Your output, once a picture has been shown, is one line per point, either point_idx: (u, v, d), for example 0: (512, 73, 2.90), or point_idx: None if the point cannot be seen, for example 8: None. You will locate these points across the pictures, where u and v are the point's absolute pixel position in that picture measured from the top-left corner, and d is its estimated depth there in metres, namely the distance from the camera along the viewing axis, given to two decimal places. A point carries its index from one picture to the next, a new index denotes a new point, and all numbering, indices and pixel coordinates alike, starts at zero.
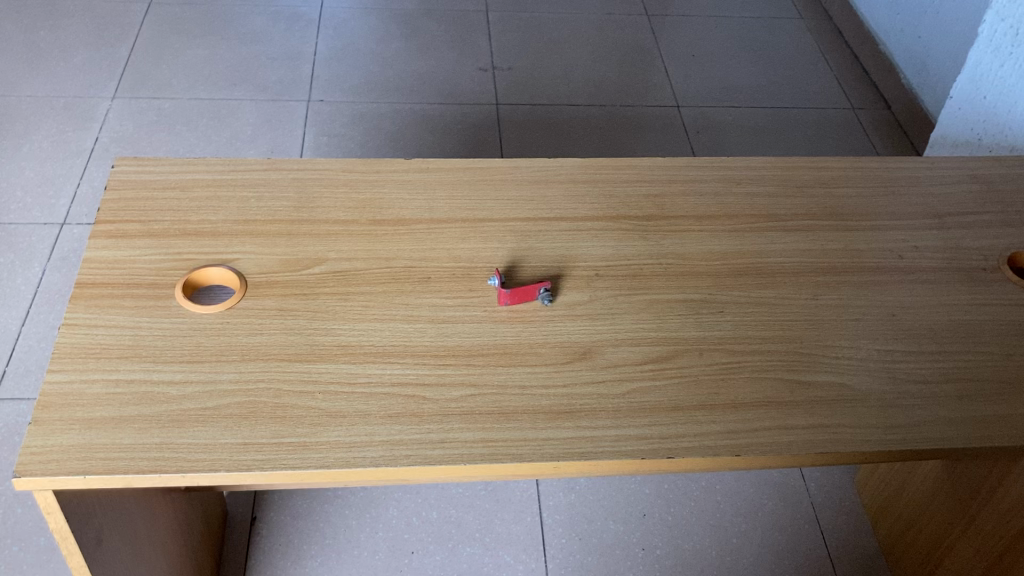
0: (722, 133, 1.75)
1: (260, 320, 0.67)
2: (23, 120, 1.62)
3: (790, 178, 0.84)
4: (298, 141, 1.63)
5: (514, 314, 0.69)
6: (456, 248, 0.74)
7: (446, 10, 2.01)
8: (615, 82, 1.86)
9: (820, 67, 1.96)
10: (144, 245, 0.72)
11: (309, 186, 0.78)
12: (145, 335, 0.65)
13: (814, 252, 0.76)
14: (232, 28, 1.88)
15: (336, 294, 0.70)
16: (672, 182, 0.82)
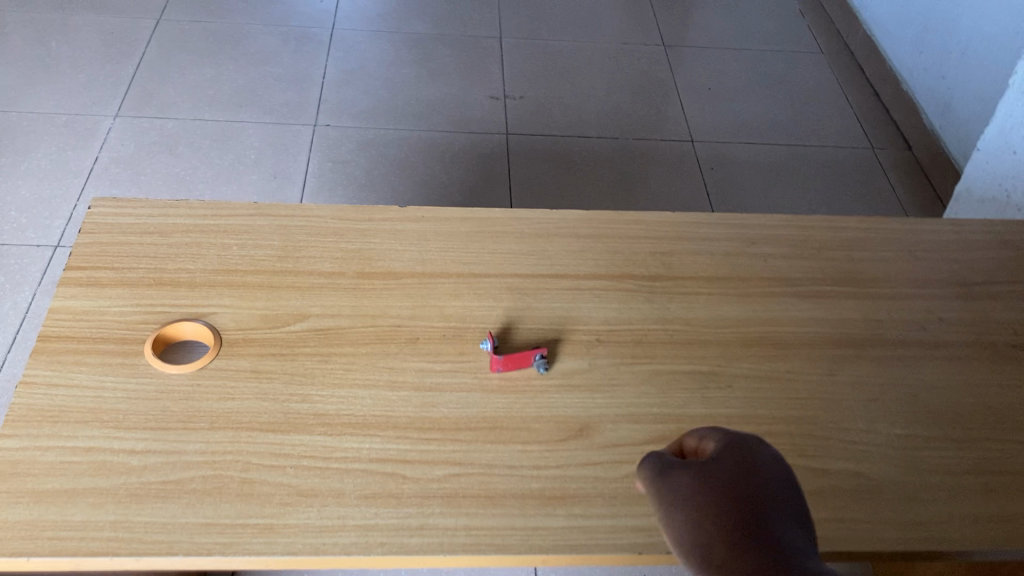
0: (737, 170, 1.70)
1: (233, 383, 0.62)
2: (23, 137, 1.58)
3: (807, 238, 0.79)
4: (302, 167, 1.59)
5: (507, 383, 0.64)
6: (448, 306, 0.69)
7: (459, 35, 1.97)
8: (628, 114, 1.81)
9: (841, 105, 1.91)
10: (116, 294, 0.67)
11: (296, 233, 0.74)
12: (108, 397, 0.61)
13: (830, 322, 0.71)
14: (241, 47, 1.85)
15: (316, 355, 0.65)
16: (681, 239, 0.77)
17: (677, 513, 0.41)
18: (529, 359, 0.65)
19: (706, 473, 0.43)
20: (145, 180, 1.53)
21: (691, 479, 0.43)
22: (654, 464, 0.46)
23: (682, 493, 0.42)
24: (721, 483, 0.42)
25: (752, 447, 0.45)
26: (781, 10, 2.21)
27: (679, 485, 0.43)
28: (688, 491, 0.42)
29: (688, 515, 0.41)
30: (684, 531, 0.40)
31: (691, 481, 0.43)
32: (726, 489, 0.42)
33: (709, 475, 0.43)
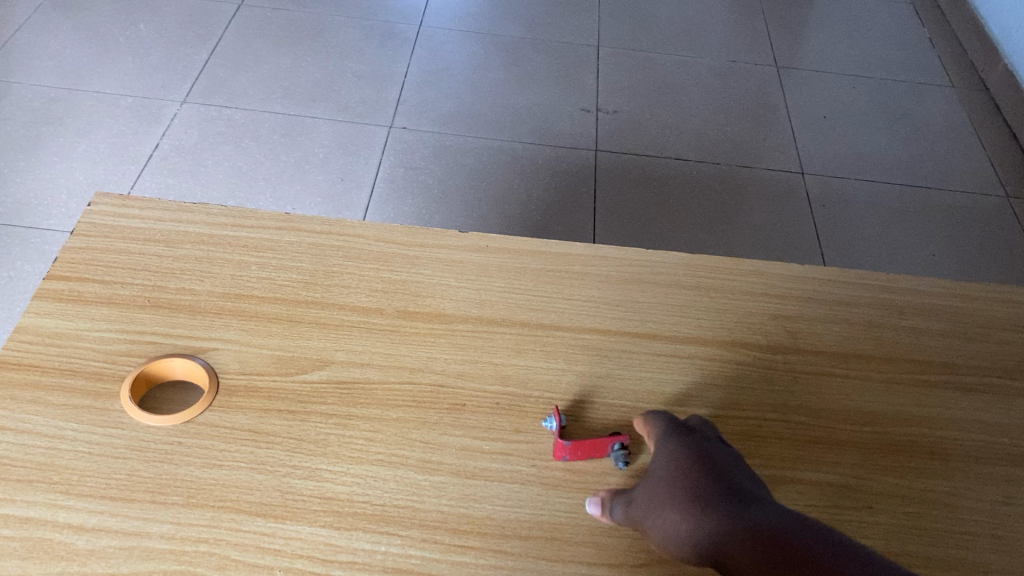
0: (852, 210, 1.52)
1: (223, 445, 0.49)
2: (85, 118, 1.50)
3: (971, 313, 0.62)
4: (372, 171, 1.47)
5: (574, 477, 0.49)
6: (507, 365, 0.55)
7: (553, 40, 1.83)
8: (732, 139, 1.64)
9: (973, 146, 1.71)
10: (100, 316, 0.54)
11: (329, 255, 0.60)
12: (64, 451, 0.47)
13: (1004, 430, 0.54)
14: (322, 38, 1.74)
15: (333, 417, 0.51)
16: (809, 301, 0.61)
17: (658, 515, 0.44)
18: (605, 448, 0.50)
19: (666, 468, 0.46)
20: (204, 172, 1.43)
21: (657, 481, 0.45)
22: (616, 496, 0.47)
23: (654, 496, 0.45)
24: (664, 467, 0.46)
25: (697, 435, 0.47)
26: (909, 37, 2.01)
27: (647, 493, 0.45)
28: (661, 491, 0.44)
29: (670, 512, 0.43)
30: (673, 529, 0.43)
31: (656, 483, 0.45)
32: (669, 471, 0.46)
33: (670, 470, 0.45)
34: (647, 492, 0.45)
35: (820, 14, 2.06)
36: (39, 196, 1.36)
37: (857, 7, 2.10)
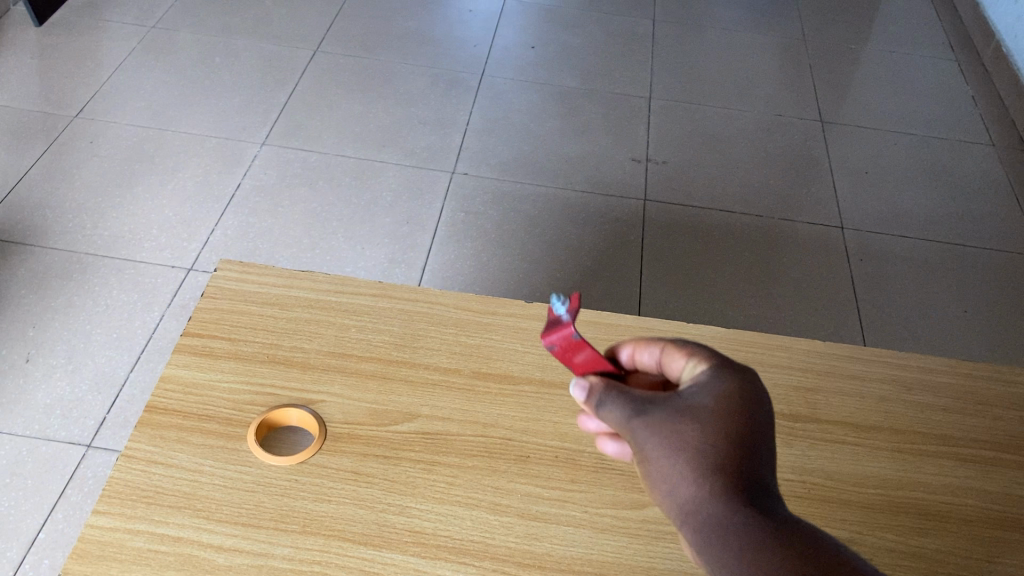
0: (888, 264, 1.59)
1: (331, 483, 0.59)
2: (174, 157, 1.62)
3: (971, 391, 0.70)
4: (435, 215, 1.57)
5: (619, 522, 0.59)
6: (565, 424, 0.65)
7: (607, 92, 1.94)
8: (775, 192, 1.73)
9: (1009, 204, 1.77)
10: (228, 368, 0.66)
11: (416, 320, 0.71)
12: (204, 483, 0.58)
13: (993, 497, 0.63)
14: (391, 85, 1.86)
15: (420, 463, 0.61)
16: (827, 375, 0.70)
17: (676, 468, 0.42)
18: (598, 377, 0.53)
19: (706, 418, 0.43)
20: (282, 212, 1.53)
21: (689, 427, 0.43)
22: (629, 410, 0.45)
23: (682, 445, 0.43)
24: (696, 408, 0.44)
25: (746, 387, 0.45)
26: (951, 95, 2.09)
27: (673, 432, 0.43)
28: (691, 445, 0.42)
29: (693, 475, 0.42)
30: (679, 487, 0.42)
31: (689, 431, 0.43)
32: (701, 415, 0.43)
33: (702, 420, 0.43)
34: (673, 433, 0.43)
35: (865, 70, 2.14)
36: (132, 230, 1.46)
37: (901, 64, 2.18)
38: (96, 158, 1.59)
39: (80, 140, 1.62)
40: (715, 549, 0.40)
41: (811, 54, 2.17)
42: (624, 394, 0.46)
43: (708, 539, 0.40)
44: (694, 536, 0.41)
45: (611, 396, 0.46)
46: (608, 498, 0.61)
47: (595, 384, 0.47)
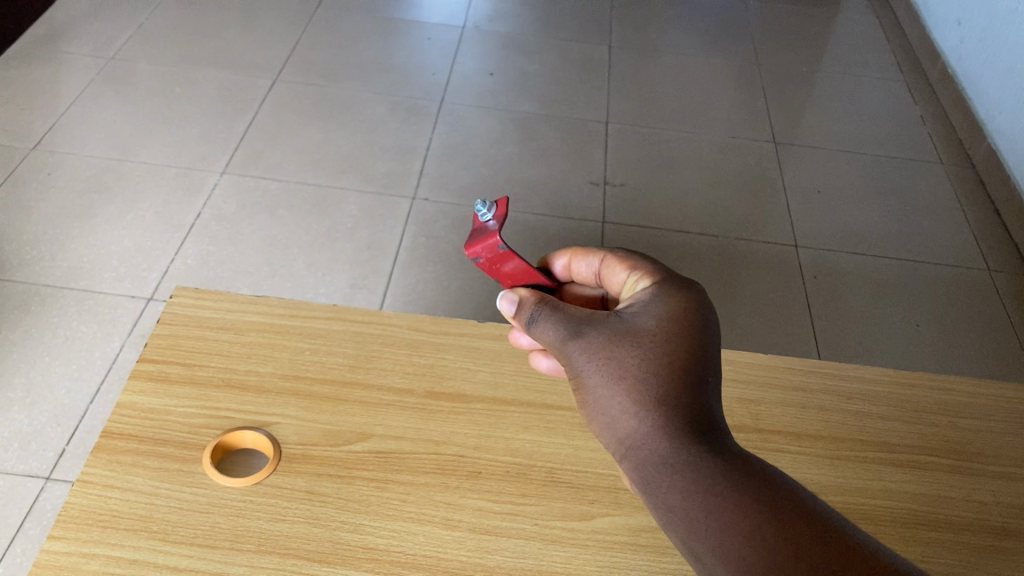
0: (841, 281, 1.63)
1: (285, 503, 0.60)
2: (133, 187, 1.62)
3: (908, 400, 0.73)
4: (396, 240, 1.59)
5: (568, 534, 0.61)
6: (516, 439, 0.67)
7: (565, 116, 1.97)
8: (730, 212, 1.77)
9: (957, 221, 1.82)
10: (183, 393, 0.66)
11: (370, 342, 0.73)
12: (160, 506, 0.59)
13: (927, 499, 0.65)
14: (351, 113, 1.88)
15: (373, 481, 0.62)
16: (769, 386, 0.73)
17: (605, 388, 0.49)
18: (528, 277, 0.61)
19: (634, 340, 0.50)
20: (242, 240, 1.54)
21: (619, 350, 0.50)
22: (576, 338, 0.51)
23: (612, 366, 0.50)
24: (638, 337, 0.50)
25: (677, 307, 0.52)
26: (900, 115, 2.14)
27: (603, 356, 0.50)
28: (619, 367, 0.49)
29: (620, 394, 0.49)
30: (619, 408, 0.49)
31: (620, 354, 0.50)
32: (642, 342, 0.50)
33: (642, 348, 0.50)
34: (603, 357, 0.50)
35: (816, 93, 2.19)
36: (92, 262, 1.46)
37: (851, 86, 2.23)
38: (55, 190, 1.59)
39: (38, 172, 1.62)
40: (637, 461, 0.48)
41: (764, 77, 2.23)
42: (559, 317, 0.53)
43: (632, 452, 0.48)
44: (632, 450, 0.48)
45: (547, 319, 0.53)
46: (557, 510, 0.62)
47: (525, 296, 0.54)
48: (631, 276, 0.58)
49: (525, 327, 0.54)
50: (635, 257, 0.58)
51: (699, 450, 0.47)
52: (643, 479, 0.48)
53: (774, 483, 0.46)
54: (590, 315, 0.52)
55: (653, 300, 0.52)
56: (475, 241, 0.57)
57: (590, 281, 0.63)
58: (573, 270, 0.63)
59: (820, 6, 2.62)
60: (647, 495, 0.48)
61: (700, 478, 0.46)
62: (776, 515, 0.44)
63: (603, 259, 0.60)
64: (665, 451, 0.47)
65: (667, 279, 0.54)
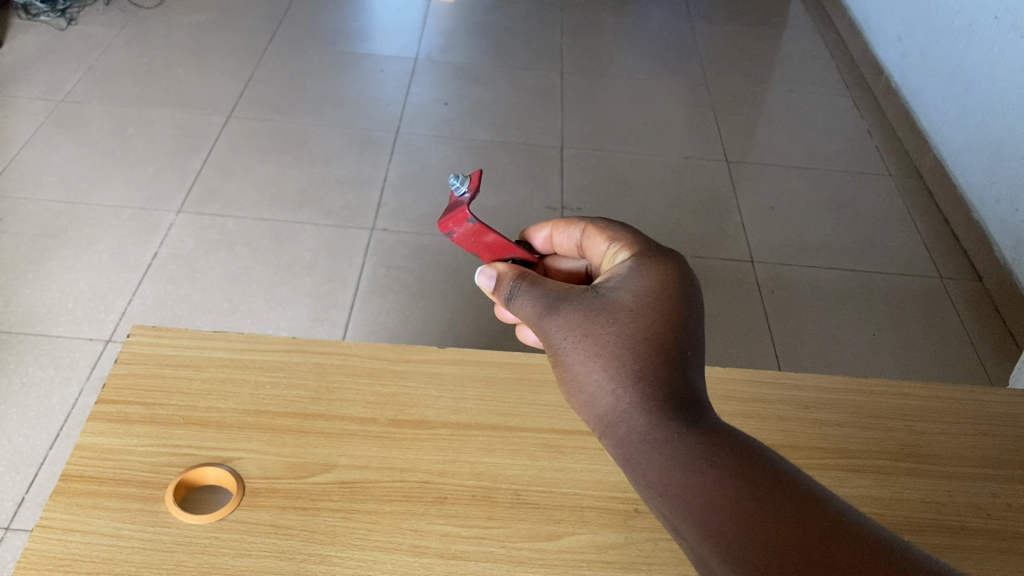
0: (798, 294, 1.66)
1: (250, 538, 0.60)
2: (89, 230, 1.60)
3: (863, 406, 0.75)
4: (357, 272, 1.59)
5: (536, 554, 0.61)
6: (480, 463, 0.67)
7: (520, 143, 1.99)
8: (687, 231, 1.79)
9: (908, 231, 1.86)
10: (143, 433, 0.66)
11: (330, 373, 0.73)
12: (123, 547, 0.58)
13: (886, 503, 0.67)
14: (306, 147, 1.88)
15: (339, 511, 0.62)
16: (728, 399, 0.74)
17: (582, 363, 0.51)
18: (504, 252, 0.63)
19: (610, 315, 0.51)
20: (200, 278, 1.53)
21: (594, 325, 0.51)
22: (555, 316, 0.53)
23: (587, 341, 0.51)
24: (615, 312, 0.51)
25: (655, 283, 0.53)
26: (847, 130, 2.19)
27: (580, 332, 0.51)
28: (595, 341, 0.51)
29: (596, 367, 0.50)
30: (595, 383, 0.50)
31: (595, 329, 0.51)
32: (619, 317, 0.51)
33: (618, 323, 0.51)
34: (579, 332, 0.51)
35: (765, 111, 2.23)
36: (48, 305, 1.44)
37: (799, 104, 2.28)
38: (7, 236, 1.57)
39: None
40: (614, 434, 0.48)
41: (714, 97, 2.27)
42: (538, 292, 0.55)
43: (609, 425, 0.49)
44: (610, 424, 0.49)
45: (525, 293, 0.55)
46: (524, 531, 0.62)
47: (503, 271, 0.57)
48: (611, 247, 0.59)
49: (505, 302, 0.57)
50: (615, 228, 0.59)
51: (675, 422, 0.47)
52: (621, 453, 0.48)
53: (754, 457, 0.45)
54: (568, 292, 0.54)
55: (631, 275, 0.54)
56: (449, 216, 0.60)
57: (572, 252, 0.64)
58: (555, 242, 0.64)
59: (765, 27, 2.67)
60: (625, 468, 0.48)
61: (675, 449, 0.46)
62: (755, 487, 0.44)
63: (584, 230, 0.61)
64: (640, 423, 0.47)
65: (647, 254, 0.55)
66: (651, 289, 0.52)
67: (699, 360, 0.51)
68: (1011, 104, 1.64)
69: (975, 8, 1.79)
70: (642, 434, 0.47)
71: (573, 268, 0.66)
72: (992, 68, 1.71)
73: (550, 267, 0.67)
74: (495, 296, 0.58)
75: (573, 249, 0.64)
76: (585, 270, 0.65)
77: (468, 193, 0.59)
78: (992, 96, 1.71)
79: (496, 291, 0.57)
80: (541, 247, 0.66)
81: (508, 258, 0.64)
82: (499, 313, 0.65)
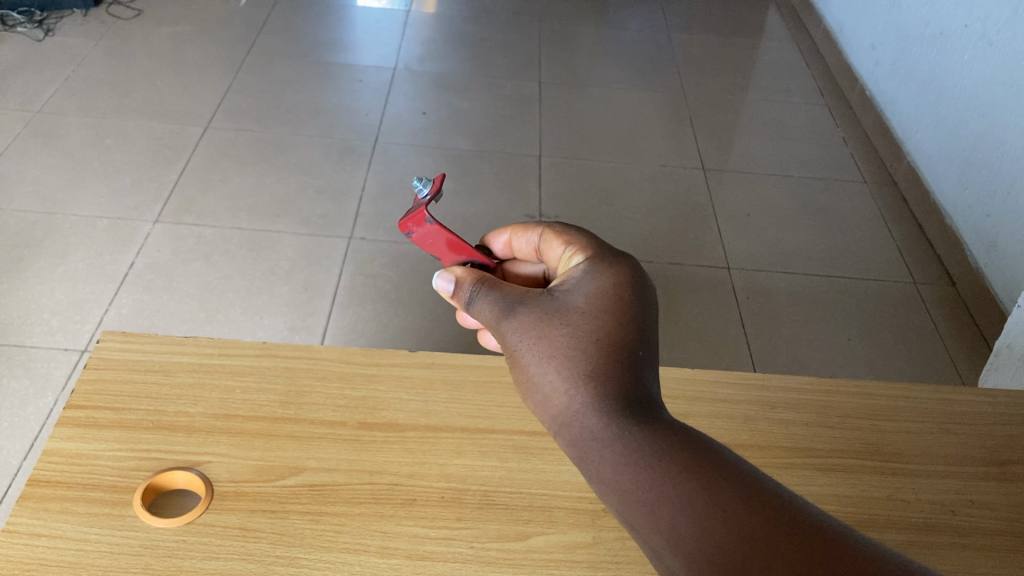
0: (774, 300, 1.67)
1: (219, 541, 0.60)
2: (64, 240, 1.59)
3: (830, 406, 0.75)
4: (334, 280, 1.59)
5: (505, 554, 0.61)
6: (450, 465, 0.67)
7: (498, 152, 2.00)
8: (664, 238, 1.80)
9: (882, 237, 1.88)
10: (112, 438, 0.66)
11: (300, 377, 0.73)
12: (89, 552, 0.58)
13: (851, 501, 0.68)
14: (285, 157, 1.89)
15: (308, 514, 0.62)
16: (697, 400, 0.75)
17: (536, 363, 0.51)
18: (460, 255, 0.64)
19: (564, 317, 0.52)
20: (176, 288, 1.53)
21: (549, 326, 0.51)
22: (511, 319, 0.53)
23: (542, 342, 0.51)
24: (570, 313, 0.52)
25: (608, 285, 0.53)
26: (823, 137, 2.21)
27: (535, 333, 0.52)
28: (548, 342, 0.51)
29: (549, 367, 0.50)
30: (549, 383, 0.50)
31: (549, 330, 0.51)
32: (573, 318, 0.51)
33: (573, 324, 0.51)
34: (533, 334, 0.51)
35: (742, 120, 2.25)
36: (22, 316, 1.43)
37: (776, 112, 2.30)
38: None
39: None
40: (569, 434, 0.48)
41: (691, 106, 2.28)
42: (495, 296, 0.55)
43: (563, 425, 0.49)
44: (564, 426, 0.49)
45: (484, 296, 0.55)
46: (492, 532, 0.63)
47: (462, 276, 0.58)
48: (566, 250, 0.59)
49: (465, 305, 0.57)
50: (570, 231, 0.59)
51: (627, 421, 0.47)
52: (576, 453, 0.48)
53: (707, 453, 0.46)
54: (524, 295, 0.54)
55: (586, 278, 0.54)
56: (408, 216, 0.61)
57: (531, 256, 0.64)
58: (514, 246, 0.65)
59: (742, 36, 2.70)
60: (580, 467, 0.48)
61: (628, 447, 0.46)
62: (705, 483, 0.44)
63: (541, 235, 0.61)
64: (593, 423, 0.47)
65: (601, 257, 0.55)
66: (605, 290, 0.52)
67: (653, 361, 0.50)
68: (982, 110, 1.66)
69: (945, 15, 1.82)
70: (597, 434, 0.47)
71: (530, 273, 0.66)
72: (963, 74, 1.74)
73: (509, 272, 0.67)
74: (454, 300, 0.59)
75: (531, 254, 0.64)
76: (544, 274, 0.66)
77: (429, 196, 0.61)
78: (963, 102, 1.73)
79: (456, 294, 0.58)
80: (500, 253, 0.67)
81: (467, 261, 0.64)
82: (459, 317, 0.65)
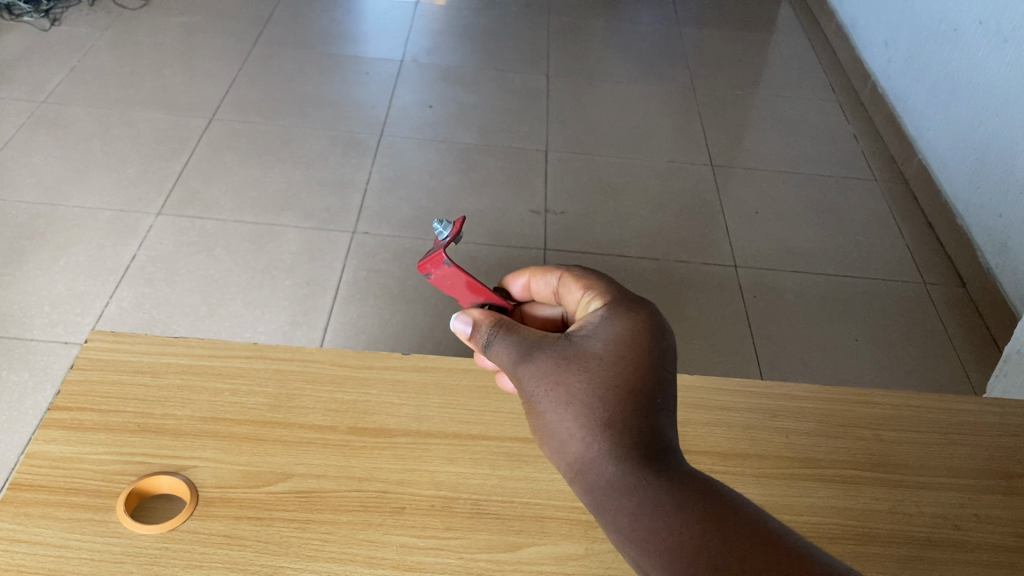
0: (780, 299, 1.64)
1: (202, 548, 0.58)
2: (65, 232, 1.58)
3: (833, 415, 0.74)
4: (336, 275, 1.57)
5: (494, 565, 0.60)
6: (440, 472, 0.66)
7: (504, 146, 1.98)
8: (670, 235, 1.78)
9: (892, 236, 1.85)
10: (97, 440, 0.65)
11: (291, 380, 0.71)
12: (70, 559, 0.57)
13: (853, 513, 0.66)
14: (290, 149, 1.87)
15: (294, 521, 0.61)
16: (696, 408, 0.73)
17: (553, 411, 0.50)
18: (478, 295, 0.62)
19: (581, 363, 0.50)
20: (177, 280, 1.52)
21: (566, 373, 0.50)
22: (528, 363, 0.52)
23: (559, 388, 0.50)
24: (588, 360, 0.50)
25: (626, 329, 0.52)
26: (833, 134, 2.19)
27: (551, 379, 0.50)
28: (566, 390, 0.49)
29: (567, 416, 0.49)
30: (567, 433, 0.49)
31: (566, 377, 0.50)
32: (591, 365, 0.50)
33: (592, 372, 0.50)
34: (550, 379, 0.50)
35: (750, 115, 2.23)
36: (23, 308, 1.42)
37: (787, 108, 2.27)
38: None
39: None
40: (585, 483, 0.48)
41: (701, 101, 2.26)
42: (512, 339, 0.53)
43: (580, 474, 0.48)
44: (582, 477, 0.48)
45: (500, 340, 0.54)
46: (482, 542, 0.61)
47: (479, 317, 0.55)
48: (584, 295, 0.57)
49: (482, 347, 0.55)
50: (590, 277, 0.58)
51: (645, 472, 0.46)
52: (593, 503, 0.47)
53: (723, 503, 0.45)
54: (539, 339, 0.53)
55: (603, 322, 0.52)
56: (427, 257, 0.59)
57: (548, 300, 0.62)
58: (532, 289, 0.63)
59: (753, 30, 2.67)
60: (597, 517, 0.47)
61: (643, 498, 0.45)
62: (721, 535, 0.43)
63: (561, 277, 0.60)
64: (611, 475, 0.47)
65: (618, 301, 0.54)
66: (624, 335, 0.51)
67: (670, 406, 0.50)
68: (995, 109, 1.64)
69: (959, 13, 1.79)
70: (613, 484, 0.46)
71: (549, 315, 0.64)
72: (977, 71, 1.71)
73: (526, 314, 0.65)
74: (470, 342, 0.56)
75: (549, 297, 0.62)
76: (561, 318, 0.63)
77: (448, 239, 0.59)
78: (976, 101, 1.70)
79: (472, 336, 0.55)
80: (519, 295, 0.65)
81: (484, 302, 0.63)
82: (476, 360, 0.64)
